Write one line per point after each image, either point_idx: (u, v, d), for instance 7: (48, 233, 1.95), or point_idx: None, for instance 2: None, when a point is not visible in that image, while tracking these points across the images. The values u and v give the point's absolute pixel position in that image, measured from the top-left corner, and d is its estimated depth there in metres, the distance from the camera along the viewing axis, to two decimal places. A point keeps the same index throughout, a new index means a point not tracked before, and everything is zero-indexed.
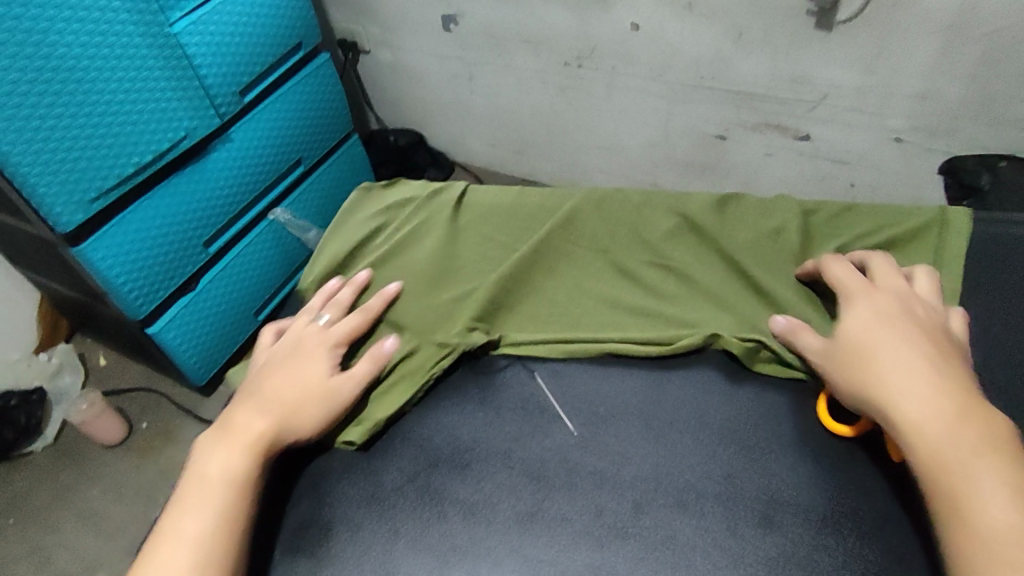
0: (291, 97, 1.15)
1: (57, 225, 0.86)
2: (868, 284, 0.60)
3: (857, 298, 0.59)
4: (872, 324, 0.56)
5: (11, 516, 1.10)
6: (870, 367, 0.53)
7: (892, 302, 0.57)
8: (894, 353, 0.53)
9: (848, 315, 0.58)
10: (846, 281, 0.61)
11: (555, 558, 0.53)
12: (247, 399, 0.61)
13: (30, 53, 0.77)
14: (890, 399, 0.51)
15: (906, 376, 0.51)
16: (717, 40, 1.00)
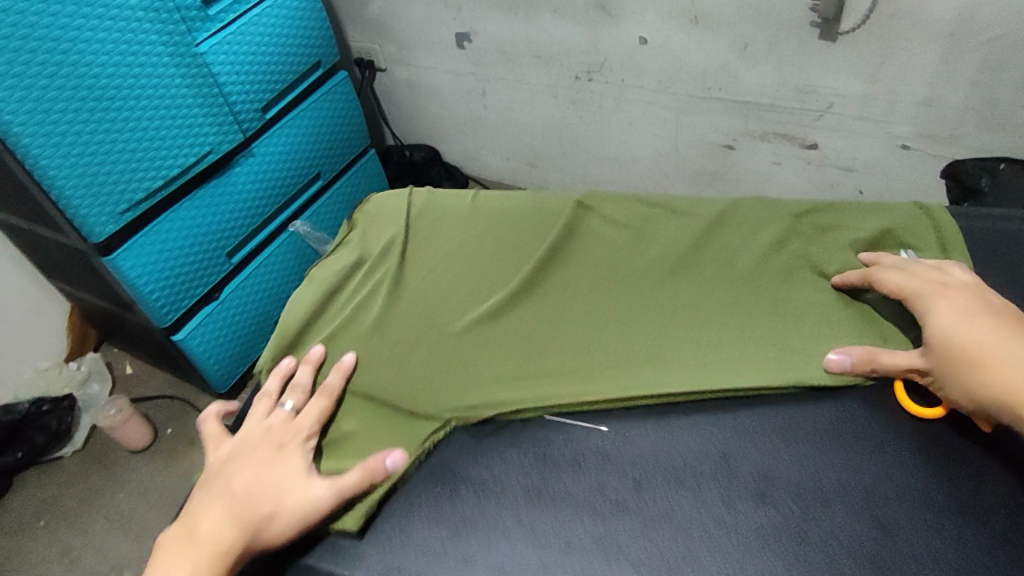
0: (311, 112, 1.19)
1: (89, 235, 0.90)
2: (942, 283, 0.63)
3: (934, 299, 0.62)
4: (962, 318, 0.59)
5: (42, 518, 1.14)
6: (981, 367, 0.56)
7: (970, 298, 0.61)
8: (1003, 349, 0.56)
9: (931, 318, 0.61)
10: (915, 285, 0.64)
11: (560, 530, 0.58)
12: (217, 500, 0.59)
13: (66, 72, 0.82)
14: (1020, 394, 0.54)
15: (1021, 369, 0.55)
16: (723, 52, 1.02)
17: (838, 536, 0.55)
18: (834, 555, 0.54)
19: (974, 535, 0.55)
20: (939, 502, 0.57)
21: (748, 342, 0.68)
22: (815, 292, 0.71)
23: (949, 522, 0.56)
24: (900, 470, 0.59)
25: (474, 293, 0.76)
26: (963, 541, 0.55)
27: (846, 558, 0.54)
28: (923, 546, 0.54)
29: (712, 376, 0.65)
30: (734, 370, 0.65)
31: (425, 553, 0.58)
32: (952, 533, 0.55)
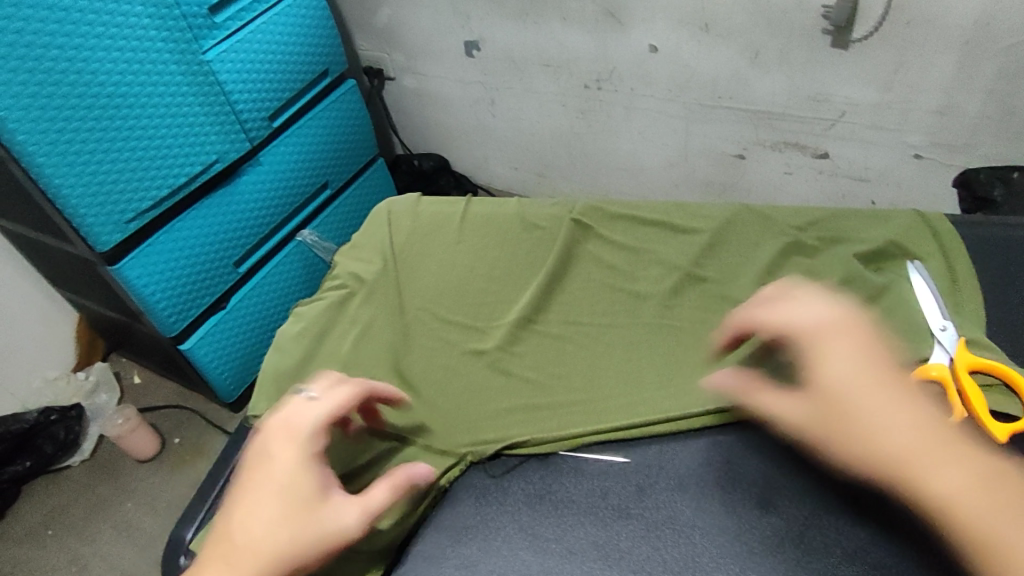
0: (319, 121, 1.19)
1: (96, 244, 0.90)
2: (837, 321, 0.53)
3: (831, 339, 0.52)
4: (865, 376, 0.49)
5: (50, 527, 1.14)
6: (866, 427, 0.47)
7: (860, 343, 0.52)
8: (886, 403, 0.47)
9: (819, 365, 0.51)
10: (800, 317, 0.55)
11: (559, 536, 0.57)
12: (223, 541, 0.47)
13: (72, 80, 0.82)
14: (895, 462, 0.44)
15: (941, 440, 0.45)
16: (734, 61, 1.01)
17: (842, 543, 0.51)
18: (836, 563, 0.50)
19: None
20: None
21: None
22: None
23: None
24: None
25: (474, 315, 0.76)
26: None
27: (848, 565, 0.50)
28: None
29: None
30: None
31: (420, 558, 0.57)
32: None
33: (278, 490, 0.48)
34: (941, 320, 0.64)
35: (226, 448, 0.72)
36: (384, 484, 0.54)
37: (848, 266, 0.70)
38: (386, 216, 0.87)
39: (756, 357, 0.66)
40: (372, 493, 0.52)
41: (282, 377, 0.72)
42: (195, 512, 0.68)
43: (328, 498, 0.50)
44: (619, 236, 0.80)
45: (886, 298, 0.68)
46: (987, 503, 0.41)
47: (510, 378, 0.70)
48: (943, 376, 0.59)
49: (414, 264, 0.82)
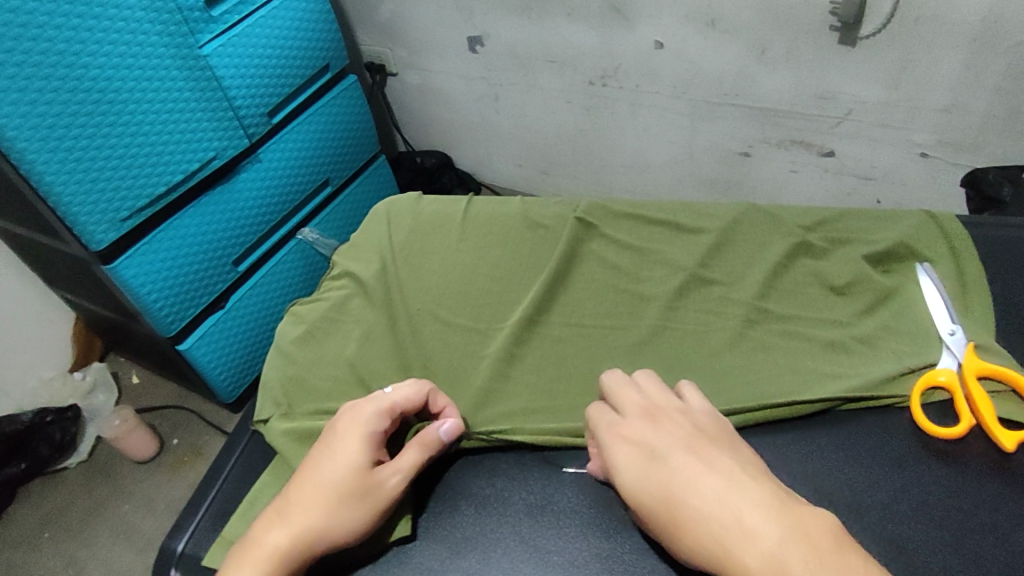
0: (319, 118, 1.17)
1: (90, 242, 0.88)
2: (617, 428, 0.55)
3: (611, 448, 0.54)
4: (642, 463, 0.51)
5: (47, 530, 1.13)
6: (667, 521, 0.48)
7: (648, 438, 0.52)
8: (675, 490, 0.48)
9: (613, 469, 0.53)
10: (596, 428, 0.56)
11: (562, 549, 0.56)
12: (275, 503, 0.56)
13: (63, 74, 0.80)
14: (703, 552, 0.45)
15: (725, 516, 0.45)
16: (741, 57, 1.00)
17: None
18: None
19: (994, 553, 0.52)
20: (960, 519, 0.53)
21: (765, 364, 0.64)
22: (830, 309, 0.68)
23: (969, 538, 0.52)
24: (923, 485, 0.56)
25: (474, 317, 0.74)
26: (984, 558, 0.51)
27: None
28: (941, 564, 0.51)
29: (733, 396, 0.62)
30: (754, 390, 0.63)
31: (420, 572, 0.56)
32: (972, 551, 0.52)
33: (331, 457, 0.56)
34: (949, 324, 0.63)
35: (219, 456, 0.71)
36: (414, 444, 0.58)
37: (855, 267, 0.70)
38: (384, 214, 0.85)
39: (768, 367, 0.64)
40: (404, 455, 0.57)
41: (287, 380, 0.71)
42: (189, 521, 0.66)
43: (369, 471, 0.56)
44: (623, 235, 0.77)
45: (893, 302, 0.68)
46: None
47: (515, 379, 0.68)
48: (952, 382, 0.60)
49: (412, 264, 0.79)
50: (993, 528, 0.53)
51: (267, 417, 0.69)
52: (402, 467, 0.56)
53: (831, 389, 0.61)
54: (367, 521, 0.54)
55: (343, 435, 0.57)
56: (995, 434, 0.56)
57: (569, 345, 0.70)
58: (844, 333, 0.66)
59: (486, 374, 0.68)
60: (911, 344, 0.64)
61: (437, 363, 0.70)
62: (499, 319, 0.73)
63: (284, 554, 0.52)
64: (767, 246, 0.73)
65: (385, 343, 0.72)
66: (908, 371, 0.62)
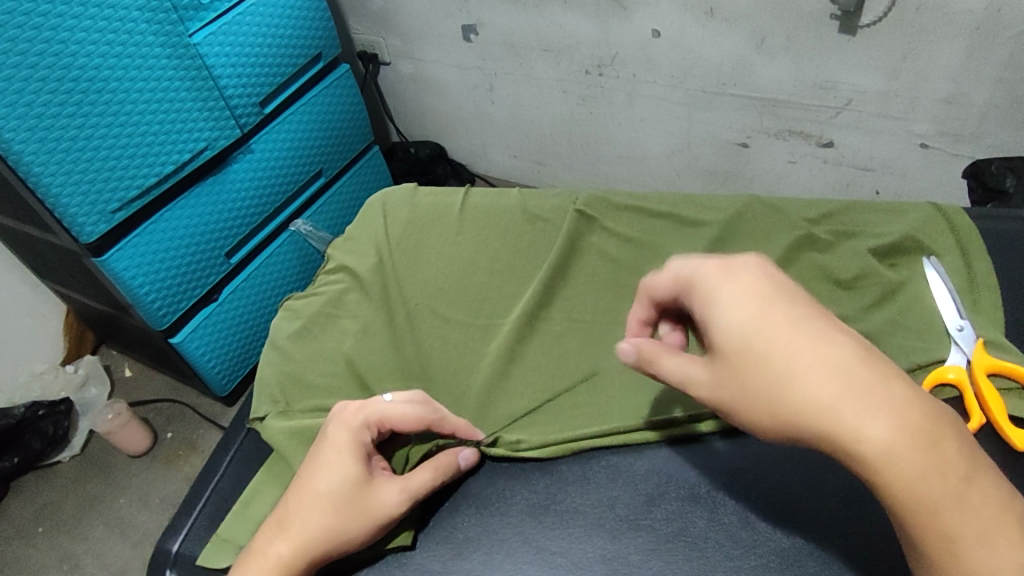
0: (311, 107, 1.15)
1: (80, 235, 0.87)
2: (726, 265, 0.45)
3: (721, 284, 0.43)
4: (763, 304, 0.41)
5: (40, 524, 1.12)
6: (780, 373, 0.39)
7: (767, 280, 0.42)
8: (798, 341, 0.39)
9: (714, 308, 0.43)
10: (692, 271, 0.46)
11: (567, 549, 0.55)
12: (278, 511, 0.56)
13: (51, 63, 0.78)
14: (816, 412, 0.38)
15: (855, 379, 0.38)
16: (739, 46, 0.99)
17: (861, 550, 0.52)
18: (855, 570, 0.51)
19: None
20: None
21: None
22: (836, 304, 0.67)
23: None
24: None
25: (474, 312, 0.73)
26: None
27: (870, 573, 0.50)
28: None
29: None
30: None
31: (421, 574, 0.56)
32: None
33: (326, 469, 0.55)
34: (957, 319, 0.63)
35: (214, 454, 0.70)
36: (427, 466, 0.57)
37: (862, 261, 0.69)
38: (380, 207, 0.84)
39: None
40: (415, 474, 0.56)
41: (284, 377, 0.70)
42: (183, 523, 0.65)
43: (368, 484, 0.55)
44: (623, 228, 0.76)
45: (902, 295, 0.67)
46: (916, 477, 0.36)
47: (515, 378, 0.67)
48: (961, 379, 0.59)
49: (410, 257, 0.78)
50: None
51: (263, 415, 0.68)
52: (410, 485, 0.55)
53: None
54: (366, 535, 0.54)
55: (338, 449, 0.56)
56: (1007, 432, 0.56)
57: (569, 341, 0.69)
58: (851, 328, 0.65)
59: (486, 373, 0.67)
60: (920, 339, 0.63)
61: (435, 362, 0.69)
62: (499, 316, 0.72)
63: (285, 564, 0.52)
64: (770, 239, 0.72)
65: (383, 339, 0.71)
66: (917, 367, 0.61)
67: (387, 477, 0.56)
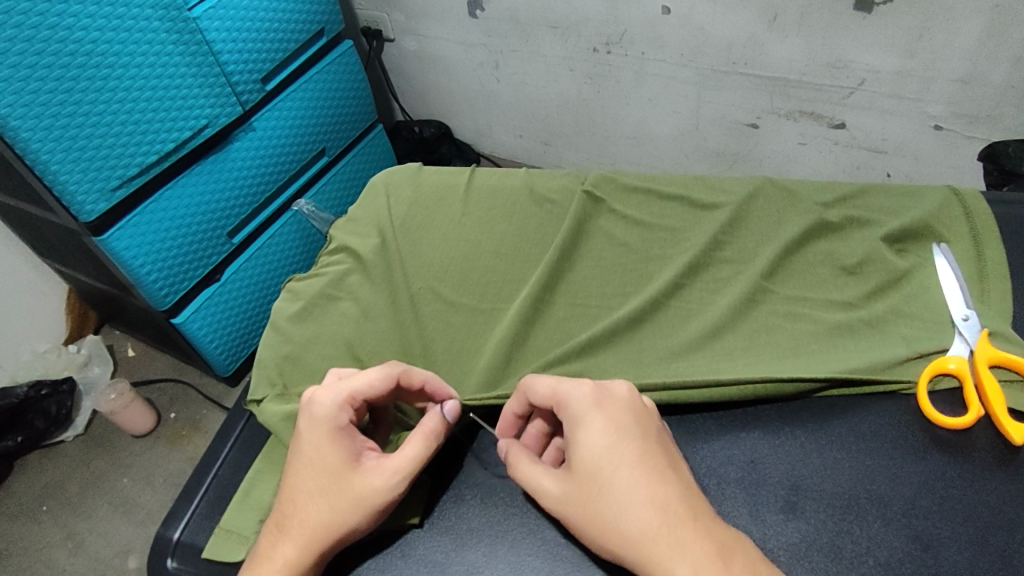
0: (313, 84, 1.13)
1: (79, 214, 0.85)
2: (599, 393, 0.52)
3: (590, 413, 0.50)
4: (609, 447, 0.48)
5: (44, 502, 1.13)
6: (611, 506, 0.47)
7: (629, 416, 0.50)
8: (637, 478, 0.47)
9: (581, 431, 0.50)
10: (566, 390, 0.52)
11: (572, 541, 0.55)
12: (274, 519, 0.55)
13: (46, 37, 0.75)
14: (637, 542, 0.45)
15: (676, 522, 0.45)
16: (752, 24, 0.97)
17: (874, 552, 0.51)
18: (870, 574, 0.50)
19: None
20: (989, 518, 0.51)
21: (766, 347, 0.63)
22: (839, 290, 0.66)
23: (995, 535, 0.50)
24: (948, 480, 0.53)
25: (478, 296, 0.72)
26: (1012, 558, 0.49)
27: None
28: (967, 566, 0.49)
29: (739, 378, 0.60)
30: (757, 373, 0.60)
31: (427, 566, 0.55)
32: (1000, 550, 0.50)
33: (311, 465, 0.54)
34: (963, 309, 0.61)
35: (212, 443, 0.69)
36: (415, 437, 0.54)
37: (869, 246, 0.68)
38: (382, 187, 0.83)
39: (771, 350, 0.62)
40: (403, 451, 0.54)
41: (282, 359, 0.69)
42: (180, 512, 0.65)
43: (355, 474, 0.53)
44: (632, 210, 0.75)
45: (906, 284, 0.65)
46: None
47: (520, 364, 0.66)
48: (961, 370, 0.58)
49: (413, 238, 0.77)
50: (1021, 525, 0.51)
51: (260, 397, 0.67)
52: (400, 465, 0.53)
53: (828, 370, 0.59)
54: (367, 523, 0.53)
55: (316, 442, 0.55)
56: (1002, 424, 0.55)
57: (570, 325, 0.68)
58: (853, 315, 0.64)
59: (489, 359, 0.66)
60: (923, 328, 0.62)
61: (438, 344, 0.68)
62: (504, 300, 0.71)
63: (293, 566, 0.51)
64: (781, 224, 0.71)
65: (387, 320, 0.71)
66: (918, 356, 0.60)
67: (376, 461, 0.54)
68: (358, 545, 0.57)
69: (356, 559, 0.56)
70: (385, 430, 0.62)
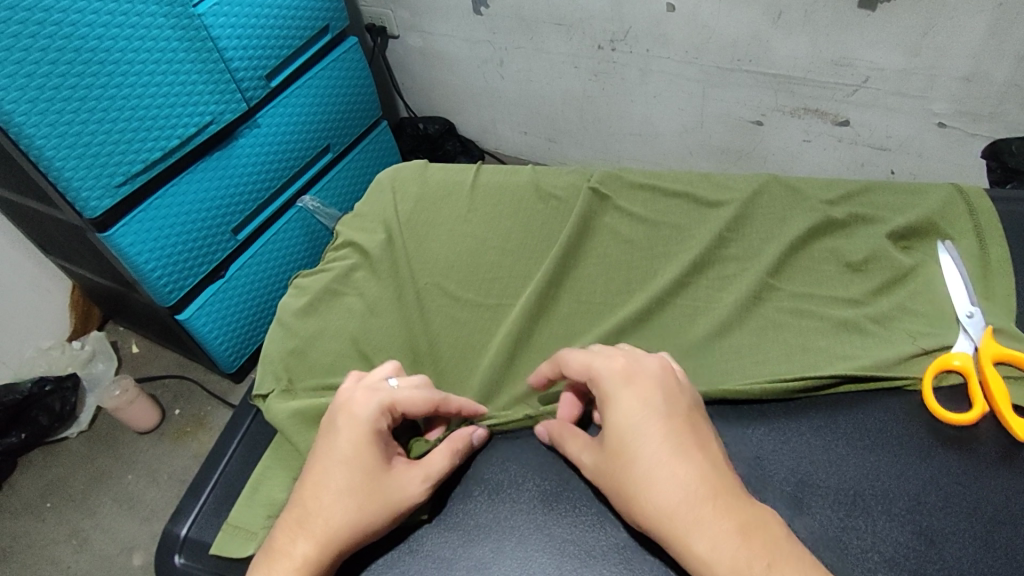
0: (318, 81, 1.13)
1: (84, 210, 0.85)
2: (628, 370, 0.52)
3: (619, 390, 0.51)
4: (637, 422, 0.49)
5: (49, 499, 1.13)
6: (638, 482, 0.47)
7: (657, 392, 0.50)
8: (660, 456, 0.47)
9: (609, 407, 0.50)
10: (599, 367, 0.53)
11: (579, 537, 0.55)
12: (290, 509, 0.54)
13: (50, 33, 0.75)
14: (663, 519, 0.45)
15: (701, 498, 0.45)
16: (756, 21, 0.97)
17: (879, 547, 0.51)
18: (875, 569, 0.50)
19: None
20: (994, 514, 0.51)
21: (772, 343, 0.63)
22: (845, 287, 0.66)
23: (1000, 530, 0.51)
24: (954, 477, 0.54)
25: (483, 291, 0.72)
26: (1017, 553, 0.50)
27: (889, 571, 0.50)
28: (971, 562, 0.50)
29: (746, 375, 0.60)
30: (764, 369, 0.61)
31: (434, 562, 0.55)
32: (1005, 546, 0.50)
33: (325, 464, 0.54)
34: (968, 305, 0.61)
35: (219, 439, 0.70)
36: (444, 450, 0.57)
37: (874, 243, 0.68)
38: (389, 183, 0.83)
39: (777, 346, 0.62)
40: (432, 460, 0.56)
41: (288, 354, 0.69)
42: (186, 508, 0.65)
43: (383, 472, 0.54)
44: (638, 207, 0.75)
45: (911, 281, 0.66)
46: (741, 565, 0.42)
47: (527, 360, 0.66)
48: (966, 366, 0.58)
49: (419, 234, 0.77)
50: None
51: (266, 393, 0.67)
52: (431, 472, 0.55)
53: (835, 368, 0.59)
54: (390, 524, 0.53)
55: (348, 443, 0.54)
56: (1008, 421, 0.55)
57: (576, 322, 0.68)
58: (859, 312, 0.64)
59: (496, 355, 0.66)
60: (928, 325, 0.62)
61: (444, 340, 0.69)
62: (510, 296, 0.71)
63: (312, 565, 0.51)
64: (787, 221, 0.71)
65: (393, 316, 0.71)
66: (923, 353, 0.60)
67: (405, 465, 0.55)
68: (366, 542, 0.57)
69: (363, 556, 0.56)
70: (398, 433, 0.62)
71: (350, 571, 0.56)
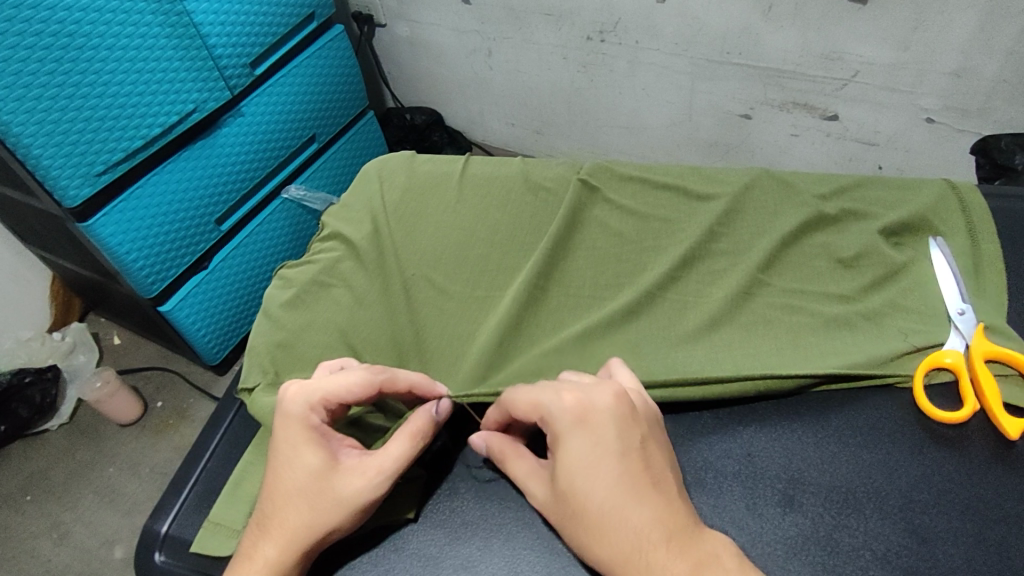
0: (304, 70, 1.12)
1: (64, 199, 0.84)
2: (580, 410, 0.48)
3: (570, 432, 0.47)
4: (588, 469, 0.46)
5: (29, 492, 1.12)
6: (591, 526, 0.46)
7: (612, 431, 0.47)
8: (613, 500, 0.45)
9: (559, 451, 0.48)
10: (546, 404, 0.49)
11: None
12: (254, 518, 0.54)
13: (28, 16, 0.73)
14: (614, 561, 0.45)
15: (653, 544, 0.44)
16: (746, 14, 0.96)
17: (872, 545, 0.51)
18: (866, 568, 0.50)
19: (1019, 543, 0.50)
20: (984, 511, 0.52)
21: (763, 339, 0.63)
22: (836, 283, 0.66)
23: (992, 528, 0.51)
24: (944, 475, 0.54)
25: (472, 284, 0.71)
26: (1007, 552, 0.50)
27: (880, 569, 0.50)
28: (963, 561, 0.50)
29: (735, 370, 0.60)
30: (753, 365, 0.60)
31: (420, 560, 0.55)
32: (996, 543, 0.50)
33: (291, 467, 0.53)
34: (959, 302, 0.61)
35: (202, 433, 0.68)
36: (401, 436, 0.53)
37: (865, 239, 0.68)
38: (376, 174, 0.82)
39: (767, 343, 0.62)
40: (388, 448, 0.53)
41: (273, 347, 0.68)
42: (167, 504, 0.64)
43: (336, 474, 0.52)
44: (627, 201, 0.74)
45: (902, 277, 0.66)
46: None
47: (516, 354, 0.65)
48: (958, 364, 0.58)
49: (408, 225, 0.76)
50: (1016, 518, 0.51)
51: (253, 386, 0.65)
52: (384, 465, 0.52)
53: (823, 365, 0.59)
54: (349, 523, 0.52)
55: (294, 441, 0.53)
56: (999, 420, 0.55)
57: (565, 316, 0.67)
58: (849, 308, 0.64)
59: (483, 348, 0.65)
60: (919, 322, 0.62)
61: (433, 332, 0.68)
62: (498, 289, 0.70)
63: (276, 567, 0.50)
64: (777, 216, 0.71)
65: (380, 309, 0.69)
66: (914, 350, 0.60)
67: (360, 459, 0.53)
68: (353, 539, 0.56)
69: (349, 555, 0.56)
70: (373, 430, 0.62)
71: (336, 568, 0.55)
